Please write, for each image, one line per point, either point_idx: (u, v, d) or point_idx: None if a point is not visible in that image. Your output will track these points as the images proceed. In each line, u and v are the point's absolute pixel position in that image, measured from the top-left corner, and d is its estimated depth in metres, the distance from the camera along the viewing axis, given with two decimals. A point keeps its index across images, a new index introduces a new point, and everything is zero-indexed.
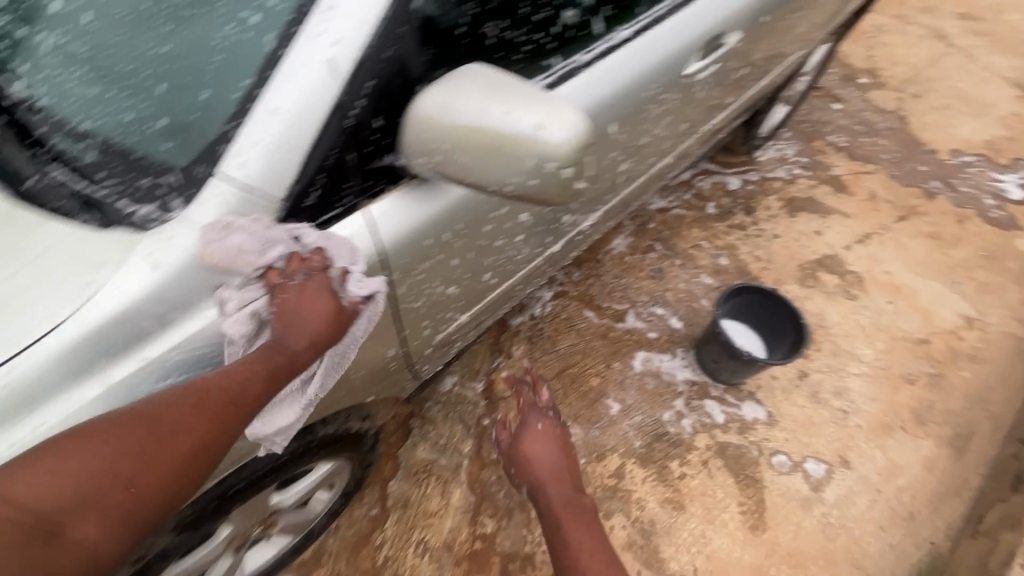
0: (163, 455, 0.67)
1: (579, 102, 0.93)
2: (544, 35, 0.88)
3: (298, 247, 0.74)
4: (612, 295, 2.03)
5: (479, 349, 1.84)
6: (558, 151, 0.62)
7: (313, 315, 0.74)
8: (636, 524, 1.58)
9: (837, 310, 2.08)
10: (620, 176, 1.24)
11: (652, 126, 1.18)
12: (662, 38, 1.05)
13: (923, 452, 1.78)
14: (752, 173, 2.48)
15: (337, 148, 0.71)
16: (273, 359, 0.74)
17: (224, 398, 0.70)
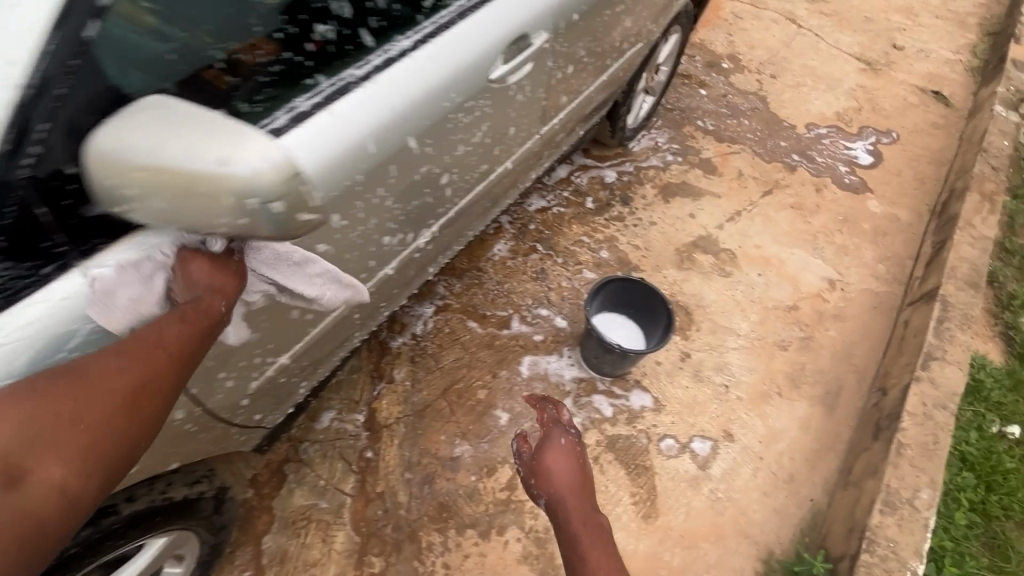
0: (105, 394, 0.69)
1: (357, 115, 0.87)
2: (295, 54, 0.86)
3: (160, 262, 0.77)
4: (495, 302, 2.01)
5: (357, 379, 1.76)
6: (255, 184, 0.56)
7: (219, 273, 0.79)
8: (531, 534, 1.55)
9: (712, 288, 2.16)
10: (446, 188, 1.21)
11: (466, 134, 1.15)
12: (453, 44, 1.02)
13: (798, 414, 1.88)
14: (627, 164, 2.55)
15: (15, 202, 0.67)
16: (192, 309, 0.76)
17: (153, 343, 0.73)
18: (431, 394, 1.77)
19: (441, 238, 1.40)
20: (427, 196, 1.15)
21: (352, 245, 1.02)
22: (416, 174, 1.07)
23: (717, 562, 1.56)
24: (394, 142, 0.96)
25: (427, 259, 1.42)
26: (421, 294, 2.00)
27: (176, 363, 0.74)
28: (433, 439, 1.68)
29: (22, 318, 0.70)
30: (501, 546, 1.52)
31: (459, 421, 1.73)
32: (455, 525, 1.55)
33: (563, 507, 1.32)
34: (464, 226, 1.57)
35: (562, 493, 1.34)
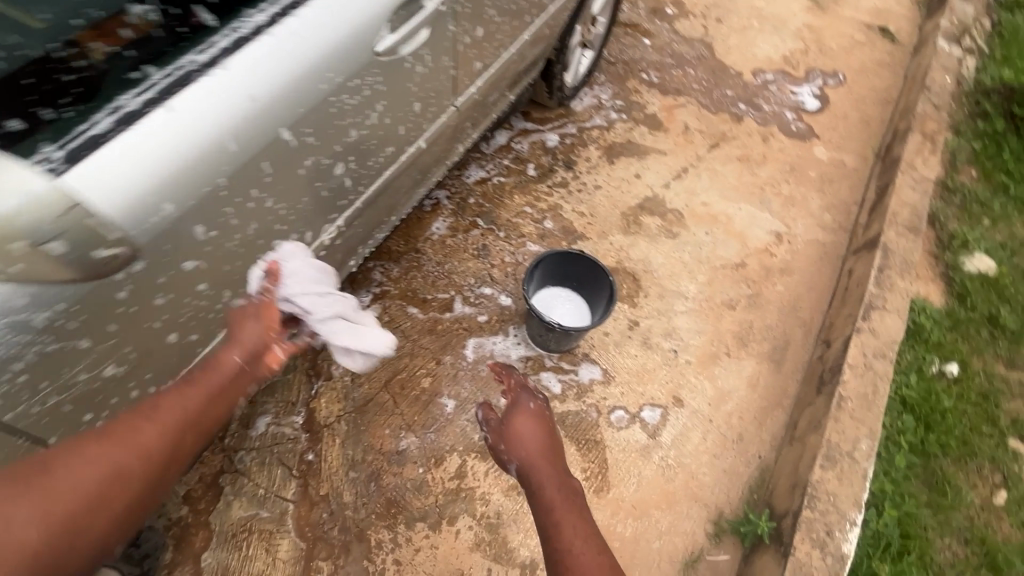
0: (103, 465, 0.81)
1: (201, 112, 0.76)
2: (108, 41, 0.77)
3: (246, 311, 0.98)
4: (436, 285, 1.93)
5: (293, 380, 1.68)
6: (37, 227, 0.61)
7: (259, 322, 0.98)
8: (483, 521, 1.53)
9: (659, 252, 2.11)
10: (345, 176, 1.10)
11: (358, 117, 1.04)
12: (322, 15, 0.88)
13: (746, 373, 1.88)
14: (570, 126, 2.43)
15: None
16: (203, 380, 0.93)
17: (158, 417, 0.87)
18: (372, 387, 1.70)
19: (355, 225, 1.28)
20: (320, 189, 1.04)
21: (230, 256, 0.92)
22: (299, 165, 0.96)
23: (669, 528, 1.58)
24: (262, 132, 0.85)
25: (342, 249, 1.31)
26: (356, 283, 1.90)
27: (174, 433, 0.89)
28: (377, 434, 1.63)
29: None
30: (452, 536, 1.50)
31: (403, 413, 1.67)
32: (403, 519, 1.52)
33: (533, 468, 1.39)
34: (387, 210, 1.45)
35: (531, 456, 1.41)
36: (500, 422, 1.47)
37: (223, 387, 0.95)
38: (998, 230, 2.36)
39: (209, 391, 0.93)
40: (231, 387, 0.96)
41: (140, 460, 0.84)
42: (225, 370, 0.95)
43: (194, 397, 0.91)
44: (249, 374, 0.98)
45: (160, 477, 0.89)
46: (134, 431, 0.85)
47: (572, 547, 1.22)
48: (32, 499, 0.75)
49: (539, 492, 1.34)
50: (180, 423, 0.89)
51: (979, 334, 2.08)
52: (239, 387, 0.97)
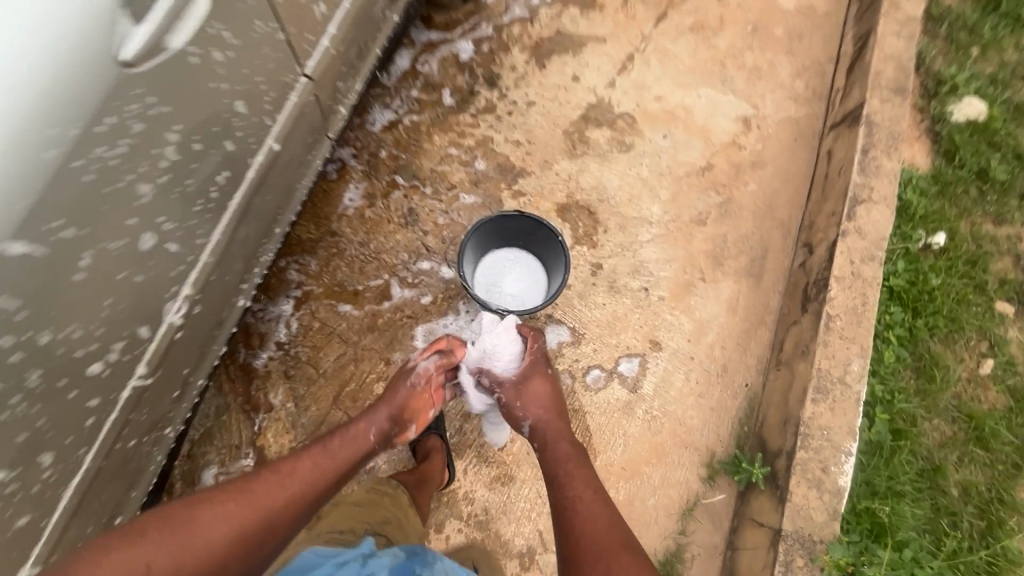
0: (239, 520, 0.98)
1: None
2: None
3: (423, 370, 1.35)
4: (364, 271, 1.65)
5: (228, 421, 1.48)
6: None
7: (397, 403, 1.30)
8: (472, 520, 1.45)
9: (613, 172, 1.82)
10: (150, 255, 1.01)
11: (122, 161, 0.87)
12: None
13: (725, 296, 1.72)
14: (483, 26, 1.95)
15: None
16: (345, 451, 1.18)
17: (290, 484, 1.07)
18: (321, 405, 1.52)
19: (223, 264, 1.22)
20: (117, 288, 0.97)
21: (33, 420, 0.90)
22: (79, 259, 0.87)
23: (662, 482, 1.52)
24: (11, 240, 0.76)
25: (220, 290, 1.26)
26: (272, 289, 1.62)
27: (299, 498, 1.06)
28: None
29: None
30: (443, 543, 1.43)
31: None
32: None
33: (552, 432, 1.28)
34: (265, 225, 1.35)
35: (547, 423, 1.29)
36: (509, 387, 1.35)
37: (340, 460, 1.16)
38: (988, 60, 2.05)
39: (329, 463, 1.14)
40: (345, 461, 1.17)
41: (265, 526, 1.00)
42: (348, 441, 1.20)
43: (318, 463, 1.13)
44: (362, 452, 1.21)
45: (268, 543, 1.01)
46: (265, 491, 1.03)
47: (599, 523, 1.06)
48: (175, 539, 0.91)
49: (558, 459, 1.22)
50: (301, 487, 1.08)
51: (967, 194, 1.90)
52: (352, 463, 1.19)
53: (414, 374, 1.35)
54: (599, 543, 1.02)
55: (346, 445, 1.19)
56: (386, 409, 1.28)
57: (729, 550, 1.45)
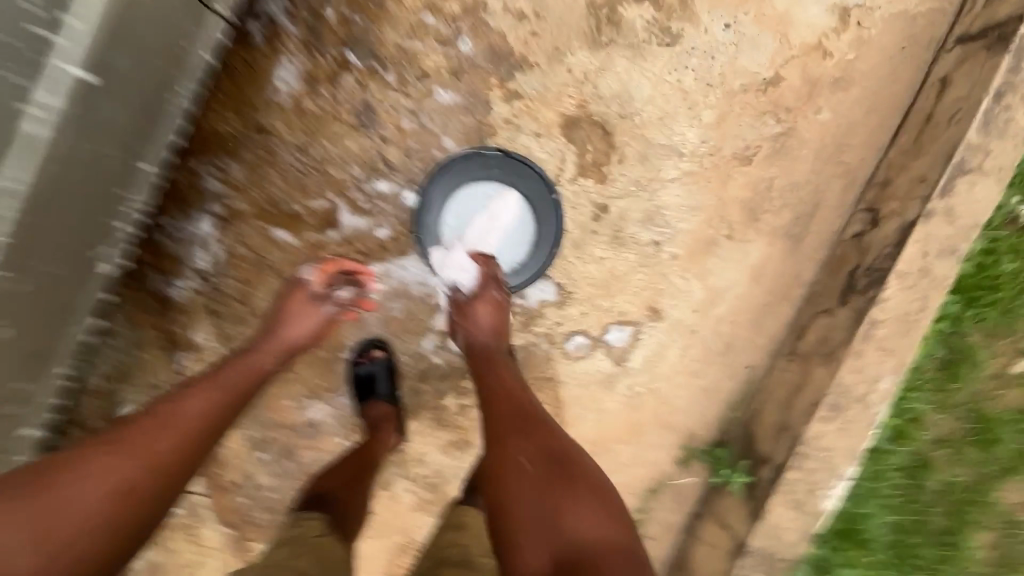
0: (116, 469, 0.84)
1: None
2: None
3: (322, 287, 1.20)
4: (304, 186, 1.28)
5: (145, 358, 1.28)
6: None
7: (301, 324, 1.15)
8: (422, 482, 1.35)
9: (645, 76, 1.33)
10: None
11: None
12: None
13: (752, 260, 1.40)
14: None
15: None
16: (244, 378, 1.04)
17: (175, 421, 0.92)
18: None
19: (36, 258, 0.97)
20: None
21: None
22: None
23: (631, 460, 1.40)
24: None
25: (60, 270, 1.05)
26: (185, 201, 1.27)
27: (192, 435, 0.93)
28: (277, 406, 1.32)
29: None
30: (390, 500, 1.35)
31: (304, 378, 1.32)
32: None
33: (494, 348, 1.19)
34: (117, 174, 1.09)
35: (492, 340, 1.19)
36: (458, 304, 1.23)
37: (233, 387, 1.02)
38: None
39: (219, 394, 0.99)
40: (240, 390, 1.03)
41: (151, 473, 0.87)
42: (243, 368, 1.05)
43: (207, 397, 0.98)
44: (259, 377, 1.07)
45: (165, 490, 0.88)
46: (144, 435, 0.89)
47: (533, 423, 1.07)
48: (35, 509, 0.77)
49: (493, 373, 1.15)
50: (190, 424, 0.93)
51: None
52: (250, 390, 1.05)
53: (302, 296, 1.18)
54: (530, 436, 1.04)
55: (240, 372, 1.05)
56: (280, 336, 1.13)
57: (687, 532, 1.40)
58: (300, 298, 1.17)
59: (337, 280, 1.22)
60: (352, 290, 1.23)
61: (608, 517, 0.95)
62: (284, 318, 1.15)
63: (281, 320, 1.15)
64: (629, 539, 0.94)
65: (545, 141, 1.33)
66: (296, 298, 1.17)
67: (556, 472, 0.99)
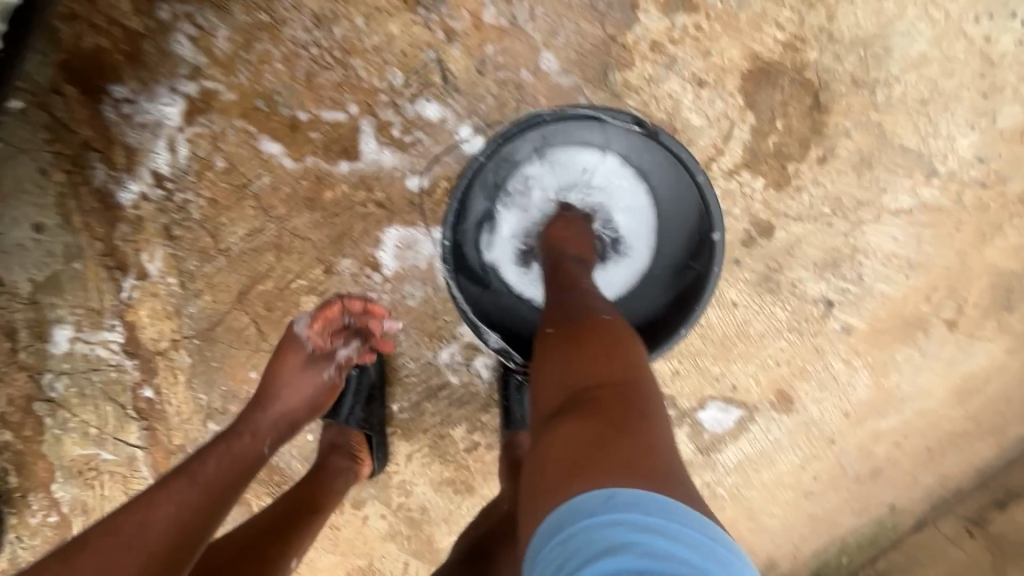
0: None
1: None
2: None
3: (316, 346, 0.83)
4: (314, 83, 0.83)
5: (84, 273, 0.95)
6: None
7: (299, 389, 0.81)
8: (400, 512, 1.05)
9: (918, 20, 0.74)
10: None
11: None
12: None
13: (968, 367, 0.87)
14: None
15: None
16: (234, 464, 0.71)
17: (135, 536, 0.60)
18: (218, 298, 0.95)
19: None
20: None
21: None
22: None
23: None
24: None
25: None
26: (147, 67, 0.85)
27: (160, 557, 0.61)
28: (238, 377, 1.00)
29: None
30: (358, 521, 1.07)
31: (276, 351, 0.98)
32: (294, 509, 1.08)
33: (575, 252, 0.72)
34: None
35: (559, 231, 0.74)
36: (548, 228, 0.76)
37: (220, 476, 0.69)
38: None
39: (202, 489, 0.67)
40: (229, 480, 0.70)
41: None
42: (228, 449, 0.72)
43: (179, 494, 0.65)
44: (252, 459, 0.74)
45: None
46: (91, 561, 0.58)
47: (568, 281, 0.66)
48: None
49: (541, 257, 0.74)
50: (167, 539, 0.62)
51: None
52: (244, 477, 0.72)
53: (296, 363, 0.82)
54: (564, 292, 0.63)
55: (223, 455, 0.72)
56: (274, 407, 0.79)
57: None
58: (291, 362, 0.82)
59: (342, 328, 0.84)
60: (358, 345, 0.86)
61: (632, 367, 0.51)
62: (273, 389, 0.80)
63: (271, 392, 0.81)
64: (648, 381, 0.50)
65: (707, 95, 0.78)
66: (288, 357, 0.81)
67: (582, 330, 0.55)
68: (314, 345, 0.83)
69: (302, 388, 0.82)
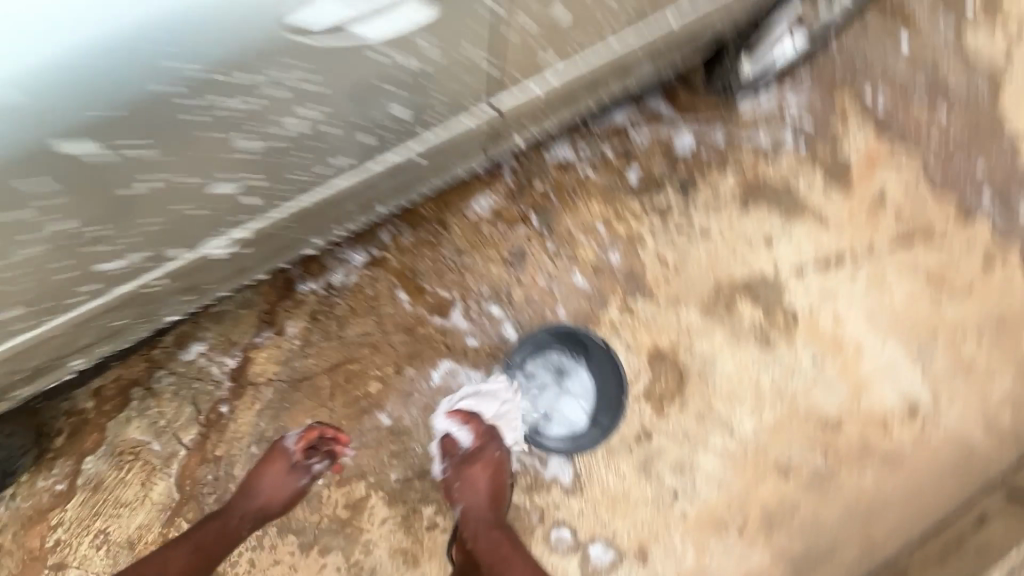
0: None
1: None
2: None
3: (292, 455, 1.32)
4: (441, 275, 1.56)
5: (243, 317, 1.48)
6: None
7: (272, 487, 1.29)
8: (353, 568, 1.36)
9: (731, 359, 1.55)
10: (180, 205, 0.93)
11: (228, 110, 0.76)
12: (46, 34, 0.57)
13: (747, 565, 1.44)
14: (719, 129, 1.67)
15: None
16: (221, 539, 1.25)
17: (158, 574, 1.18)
18: (317, 365, 1.48)
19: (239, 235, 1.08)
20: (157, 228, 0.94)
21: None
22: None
23: None
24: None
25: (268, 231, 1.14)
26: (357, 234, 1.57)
27: None
28: (298, 420, 1.44)
29: None
30: (315, 567, 1.35)
31: (333, 410, 1.45)
32: (268, 545, 1.36)
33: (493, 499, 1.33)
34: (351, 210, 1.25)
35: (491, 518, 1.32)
36: (456, 465, 1.36)
37: (209, 540, 1.24)
38: None
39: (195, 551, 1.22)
40: (213, 541, 1.24)
41: None
42: (218, 527, 1.25)
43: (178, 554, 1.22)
44: (230, 527, 1.26)
45: None
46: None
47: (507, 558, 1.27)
48: None
49: (476, 531, 1.31)
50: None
51: None
52: (223, 541, 1.25)
53: (282, 474, 1.30)
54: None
55: (214, 529, 1.25)
56: (256, 499, 1.28)
57: None
58: (278, 468, 1.30)
59: (316, 448, 1.33)
60: (326, 464, 1.33)
61: None
62: (257, 485, 1.28)
63: (257, 486, 1.30)
64: None
65: (631, 355, 1.54)
66: (276, 470, 1.29)
67: None
68: (291, 454, 1.32)
69: (278, 488, 1.29)
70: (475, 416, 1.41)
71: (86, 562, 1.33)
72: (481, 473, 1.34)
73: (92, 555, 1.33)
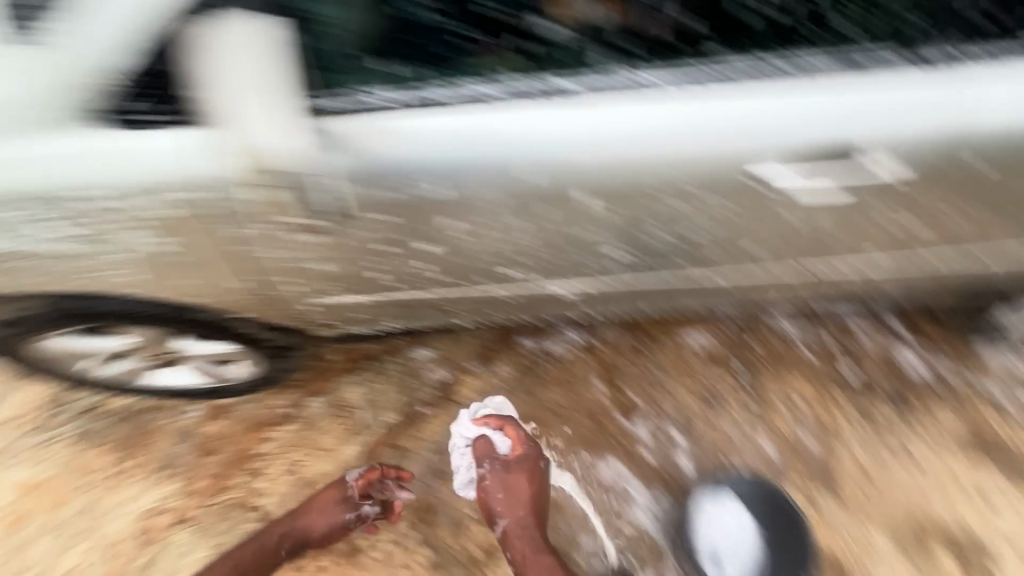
0: None
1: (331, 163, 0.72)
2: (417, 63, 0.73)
3: (349, 487, 1.50)
4: (639, 382, 1.67)
5: (467, 343, 1.70)
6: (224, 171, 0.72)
7: (320, 513, 1.46)
8: None
9: None
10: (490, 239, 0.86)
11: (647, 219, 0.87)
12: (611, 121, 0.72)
13: None
14: (953, 366, 1.65)
15: (165, 52, 0.69)
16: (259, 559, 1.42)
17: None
18: (507, 410, 1.64)
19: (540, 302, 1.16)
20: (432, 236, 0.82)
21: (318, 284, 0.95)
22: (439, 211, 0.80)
23: None
24: (415, 146, 0.72)
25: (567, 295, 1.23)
26: None
27: None
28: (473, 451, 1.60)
29: (83, 149, 0.72)
30: None
31: (505, 457, 1.59)
32: (408, 546, 1.51)
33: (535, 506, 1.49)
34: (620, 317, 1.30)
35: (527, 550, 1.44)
36: (499, 473, 1.52)
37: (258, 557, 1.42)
38: None
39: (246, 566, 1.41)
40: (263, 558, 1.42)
41: None
42: (256, 547, 1.43)
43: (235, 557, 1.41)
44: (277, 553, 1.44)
45: None
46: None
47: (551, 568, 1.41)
48: None
49: (521, 544, 1.45)
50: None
51: None
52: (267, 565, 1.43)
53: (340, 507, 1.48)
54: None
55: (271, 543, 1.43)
56: (301, 520, 1.45)
57: None
58: (330, 496, 1.49)
59: (373, 487, 1.52)
60: (377, 508, 1.50)
61: None
62: (306, 508, 1.46)
63: (307, 510, 1.47)
64: None
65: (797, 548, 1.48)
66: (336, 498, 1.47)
67: None
68: (348, 484, 1.51)
69: (326, 514, 1.46)
70: (508, 423, 1.60)
71: (273, 481, 1.55)
72: (520, 480, 1.50)
73: (280, 478, 1.56)
